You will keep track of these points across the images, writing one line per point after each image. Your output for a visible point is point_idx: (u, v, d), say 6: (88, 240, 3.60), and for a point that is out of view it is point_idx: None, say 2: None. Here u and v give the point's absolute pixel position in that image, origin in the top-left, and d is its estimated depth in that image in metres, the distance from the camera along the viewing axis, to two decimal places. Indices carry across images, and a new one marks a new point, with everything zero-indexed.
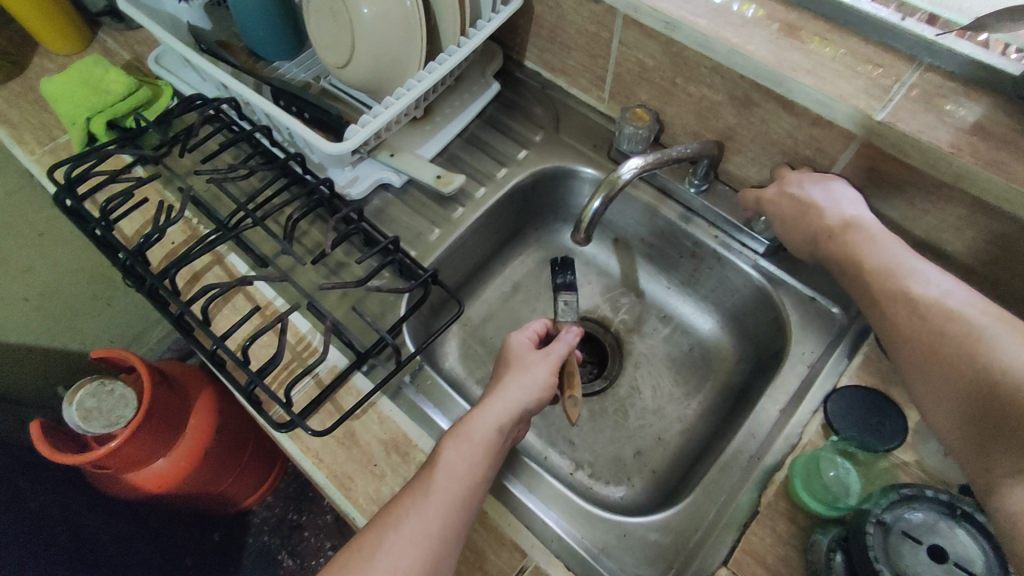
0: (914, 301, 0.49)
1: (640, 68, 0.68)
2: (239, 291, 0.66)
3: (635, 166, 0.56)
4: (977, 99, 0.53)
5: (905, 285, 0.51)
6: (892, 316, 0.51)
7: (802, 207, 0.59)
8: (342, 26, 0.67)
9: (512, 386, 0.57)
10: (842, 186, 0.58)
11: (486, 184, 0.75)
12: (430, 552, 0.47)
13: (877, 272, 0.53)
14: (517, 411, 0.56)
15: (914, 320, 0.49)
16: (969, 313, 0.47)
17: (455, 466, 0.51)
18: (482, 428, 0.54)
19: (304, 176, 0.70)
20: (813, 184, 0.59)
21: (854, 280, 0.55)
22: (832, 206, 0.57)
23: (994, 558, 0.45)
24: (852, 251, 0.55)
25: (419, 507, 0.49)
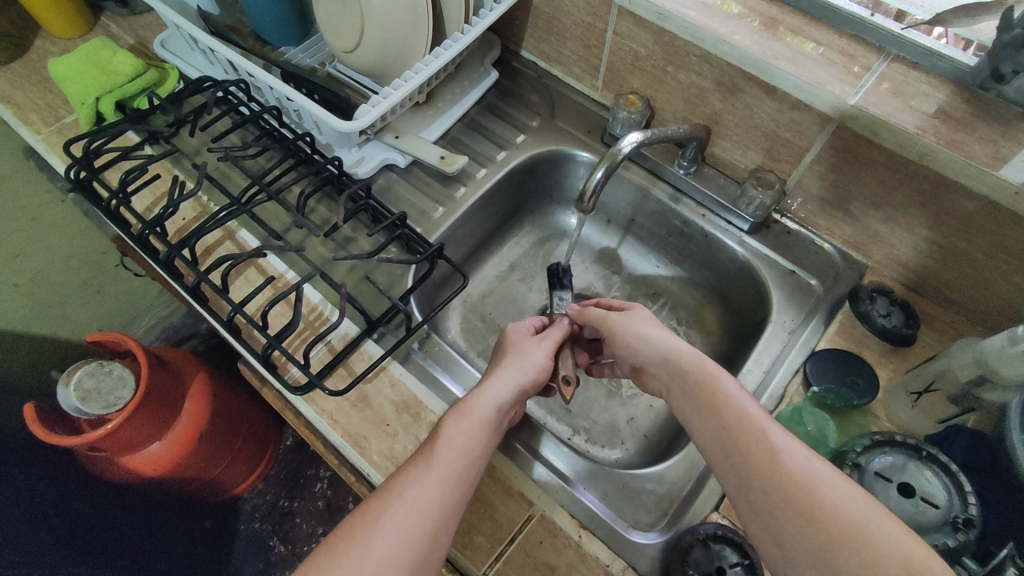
0: (799, 489, 0.43)
1: (633, 57, 0.72)
2: (250, 265, 0.69)
3: (634, 140, 0.61)
4: (941, 86, 0.58)
5: (790, 466, 0.44)
6: (773, 509, 0.43)
7: (644, 335, 0.57)
8: (351, 12, 0.70)
9: (510, 369, 0.57)
10: (649, 315, 0.59)
11: (486, 165, 0.79)
12: (432, 520, 0.46)
13: (753, 445, 0.45)
14: (515, 391, 0.56)
15: (810, 520, 0.41)
16: (854, 503, 0.42)
17: (455, 440, 0.51)
18: (482, 405, 0.53)
19: (313, 156, 0.73)
20: (641, 311, 0.60)
21: (725, 454, 0.47)
22: (670, 339, 0.55)
23: (958, 494, 0.50)
24: (719, 416, 0.48)
25: (421, 476, 0.48)
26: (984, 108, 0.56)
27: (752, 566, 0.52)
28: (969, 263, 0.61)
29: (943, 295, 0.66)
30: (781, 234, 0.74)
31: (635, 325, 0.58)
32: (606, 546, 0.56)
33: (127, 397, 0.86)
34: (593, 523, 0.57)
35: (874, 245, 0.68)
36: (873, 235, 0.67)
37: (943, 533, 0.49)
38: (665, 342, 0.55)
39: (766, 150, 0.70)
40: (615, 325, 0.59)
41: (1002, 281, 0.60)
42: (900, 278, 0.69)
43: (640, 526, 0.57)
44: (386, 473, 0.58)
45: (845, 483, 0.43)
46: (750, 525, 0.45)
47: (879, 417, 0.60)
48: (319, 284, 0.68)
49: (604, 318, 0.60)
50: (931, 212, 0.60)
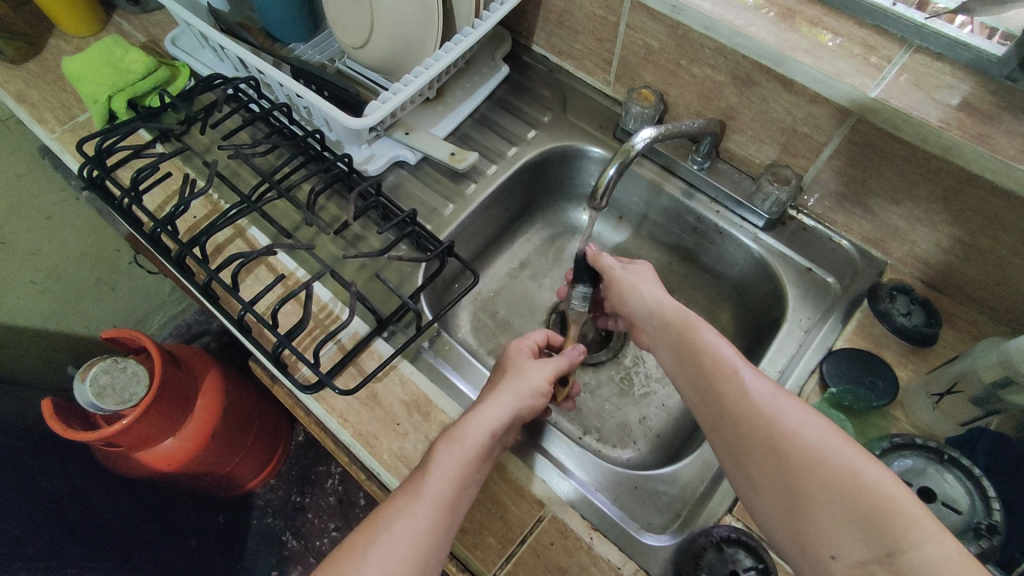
0: (762, 423, 0.44)
1: (646, 50, 0.71)
2: (261, 263, 0.69)
3: (647, 136, 0.59)
4: (965, 79, 0.56)
5: (758, 406, 0.45)
6: (740, 442, 0.45)
7: (640, 290, 0.59)
8: (359, 6, 0.69)
9: (505, 392, 0.55)
10: (651, 272, 0.62)
11: (497, 161, 0.78)
12: (421, 548, 0.46)
13: (726, 386, 0.47)
14: (509, 414, 0.54)
15: (775, 453, 0.43)
16: (816, 432, 0.43)
17: (447, 469, 0.50)
18: (476, 432, 0.52)
19: (322, 153, 0.72)
20: (643, 268, 0.62)
21: (700, 393, 0.49)
22: (659, 295, 0.58)
23: (982, 499, 0.49)
24: (698, 361, 0.50)
25: (409, 507, 0.48)
26: (1011, 100, 0.54)
27: (765, 570, 0.51)
28: (994, 261, 0.59)
29: (965, 293, 0.64)
30: (796, 231, 0.72)
31: (635, 279, 0.60)
32: (617, 548, 0.55)
33: (141, 394, 0.86)
34: (604, 524, 0.56)
35: (894, 242, 0.66)
36: (891, 231, 0.66)
37: (964, 539, 0.48)
38: (659, 297, 0.57)
39: (781, 145, 0.68)
40: (617, 279, 0.61)
41: None
42: (920, 276, 0.67)
43: (651, 528, 0.57)
44: (395, 471, 0.58)
45: (810, 415, 0.44)
46: (736, 480, 0.46)
47: (898, 418, 0.59)
48: (328, 282, 0.68)
49: (608, 275, 0.62)
50: (953, 209, 0.58)
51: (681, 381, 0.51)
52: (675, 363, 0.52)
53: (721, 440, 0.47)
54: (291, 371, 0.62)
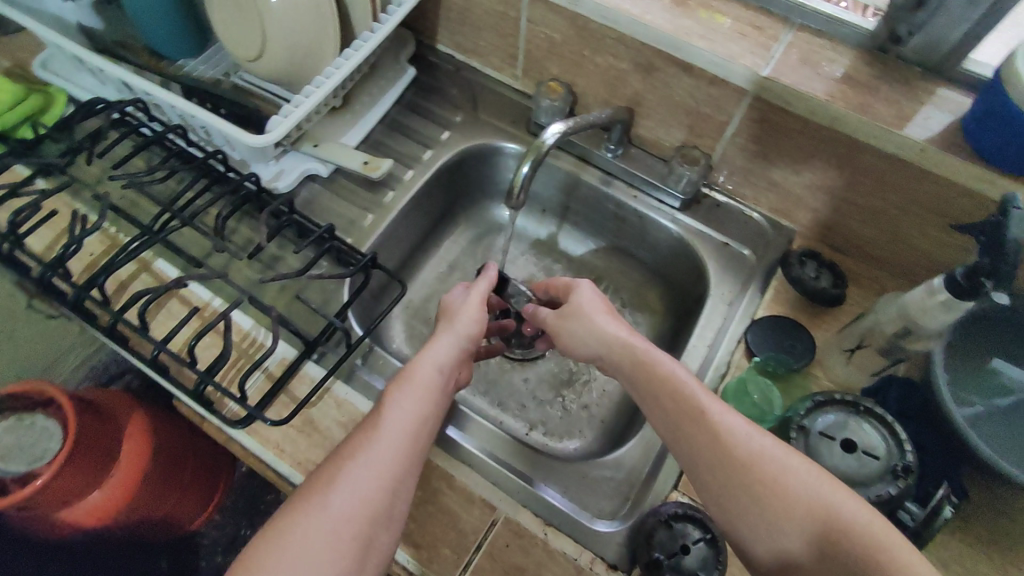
0: (745, 467, 0.46)
1: (549, 43, 0.71)
2: (171, 296, 0.64)
3: (557, 131, 0.60)
4: (845, 53, 0.60)
5: (736, 446, 0.47)
6: (722, 486, 0.47)
7: (593, 325, 0.58)
8: (249, 17, 0.66)
9: (448, 333, 0.59)
10: (603, 303, 0.60)
11: (413, 166, 0.77)
12: (385, 481, 0.49)
13: (699, 429, 0.48)
14: (455, 354, 0.58)
15: (758, 500, 0.45)
16: (800, 475, 0.45)
17: (404, 405, 0.52)
18: (427, 372, 0.55)
19: (227, 173, 0.69)
20: (585, 297, 0.60)
21: (674, 433, 0.50)
22: (614, 330, 0.57)
23: (896, 443, 0.53)
24: (668, 402, 0.51)
25: (371, 441, 0.50)
26: (885, 70, 0.59)
27: (714, 539, 0.53)
28: (886, 220, 0.64)
29: (864, 252, 0.69)
30: (711, 208, 0.75)
31: (581, 314, 0.59)
32: (572, 539, 0.55)
33: (55, 449, 0.82)
34: (557, 519, 0.57)
35: (799, 210, 0.70)
36: (795, 201, 0.69)
37: (885, 482, 0.51)
38: (616, 332, 0.56)
39: (688, 127, 0.70)
40: (559, 326, 0.61)
41: (918, 231, 0.63)
42: (825, 240, 0.71)
43: (604, 515, 0.57)
44: None
45: (787, 453, 0.46)
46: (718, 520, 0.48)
47: (818, 376, 0.63)
48: (248, 309, 0.65)
49: (554, 324, 0.62)
50: (847, 174, 0.62)
51: (655, 421, 0.52)
52: (647, 404, 0.52)
53: (701, 481, 0.48)
54: (217, 408, 0.59)
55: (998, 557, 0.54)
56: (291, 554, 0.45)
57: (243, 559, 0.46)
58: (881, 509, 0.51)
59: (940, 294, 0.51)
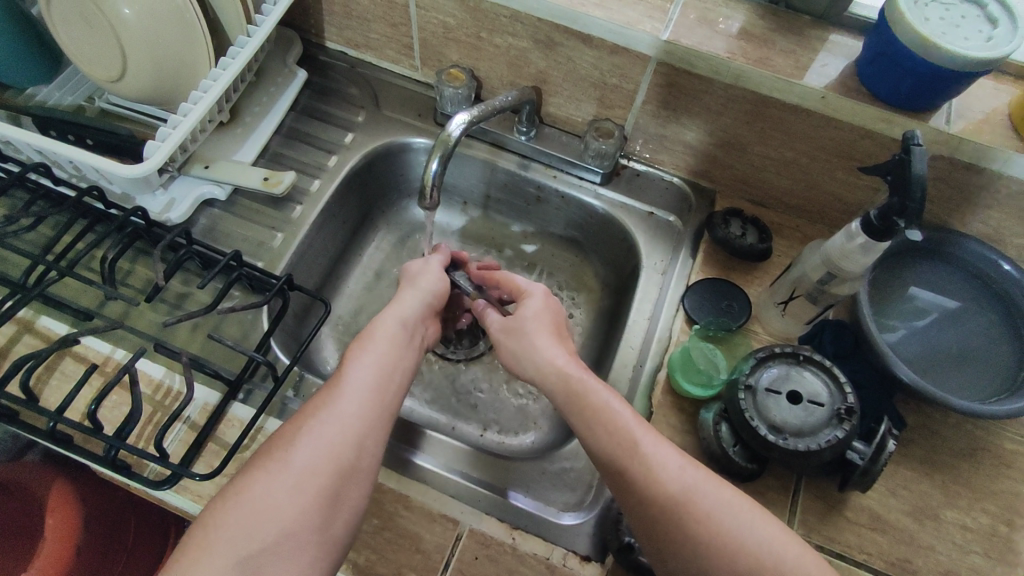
0: (675, 495, 0.46)
1: (444, 28, 0.68)
2: (64, 355, 0.58)
3: (462, 122, 0.57)
4: (738, 9, 0.61)
5: (664, 479, 0.46)
6: (651, 514, 0.46)
7: (528, 345, 0.56)
8: (102, 34, 0.59)
9: (411, 292, 0.59)
10: (544, 321, 0.58)
11: (319, 175, 0.72)
12: (353, 434, 0.47)
13: (633, 455, 0.47)
14: (420, 310, 0.58)
15: (681, 524, 0.45)
16: (728, 511, 0.45)
17: (367, 359, 0.51)
18: (386, 328, 0.54)
19: (108, 210, 0.62)
20: (529, 312, 0.58)
21: (606, 451, 0.48)
22: (551, 352, 0.55)
23: (837, 386, 0.54)
24: (598, 429, 0.49)
25: (336, 396, 0.49)
26: (779, 22, 0.60)
27: None
28: (799, 169, 0.65)
29: (783, 203, 0.70)
30: (631, 178, 0.74)
31: (523, 332, 0.57)
32: (540, 539, 0.54)
33: None
34: (522, 521, 0.55)
35: (718, 169, 0.70)
36: (712, 161, 0.69)
37: (831, 427, 0.52)
38: (551, 356, 0.54)
39: (598, 100, 0.68)
40: (500, 344, 0.59)
41: (827, 176, 0.64)
42: (745, 196, 0.72)
43: (569, 507, 0.56)
44: None
45: (712, 482, 0.46)
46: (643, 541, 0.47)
47: (757, 332, 0.63)
48: (156, 355, 0.59)
49: (497, 342, 0.60)
50: (757, 129, 0.63)
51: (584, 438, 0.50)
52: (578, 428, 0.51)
53: (629, 500, 0.47)
54: (137, 471, 0.53)
55: (940, 477, 0.57)
56: (252, 511, 0.43)
57: (202, 526, 0.44)
58: (832, 453, 0.51)
59: (858, 238, 0.52)
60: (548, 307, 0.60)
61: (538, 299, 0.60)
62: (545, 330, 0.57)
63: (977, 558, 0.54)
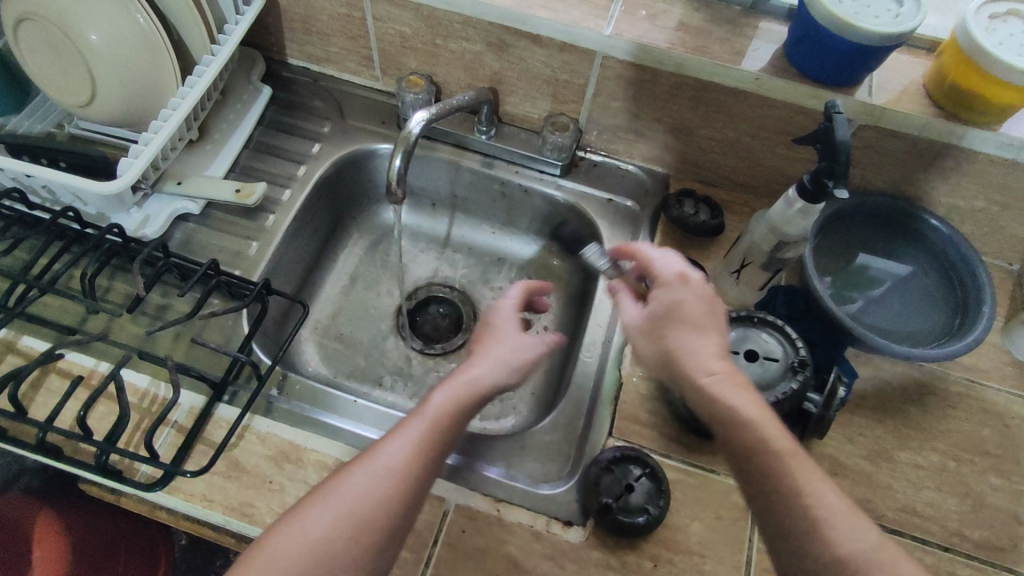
0: (808, 518, 0.42)
1: (401, 38, 0.71)
2: (49, 371, 0.59)
3: (421, 119, 0.61)
4: (674, 4, 0.65)
5: (800, 505, 0.42)
6: (784, 536, 0.43)
7: (664, 342, 0.49)
8: (70, 60, 0.62)
9: (501, 346, 0.53)
10: (693, 317, 0.49)
11: (290, 184, 0.74)
12: (402, 481, 0.45)
13: (770, 473, 0.44)
14: (512, 362, 0.52)
15: (812, 553, 0.41)
16: (866, 544, 0.41)
17: (439, 407, 0.48)
18: (474, 377, 0.51)
19: (84, 230, 0.64)
20: (665, 300, 0.50)
21: (738, 461, 0.45)
22: (698, 358, 0.48)
23: (789, 342, 0.58)
24: (734, 436, 0.45)
25: (398, 440, 0.47)
26: (712, 13, 0.65)
27: (653, 472, 0.56)
28: (743, 148, 0.69)
29: (732, 182, 0.74)
30: (589, 169, 0.78)
31: (666, 337, 0.49)
32: (525, 509, 0.56)
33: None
34: (506, 493, 0.58)
35: (669, 154, 0.74)
36: (662, 147, 0.74)
37: (787, 379, 0.56)
38: (697, 361, 0.47)
39: (552, 96, 0.72)
40: (644, 346, 0.50)
41: (769, 152, 0.69)
42: (698, 179, 0.76)
43: (550, 478, 0.59)
44: None
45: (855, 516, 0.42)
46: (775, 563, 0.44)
47: None
48: (141, 365, 0.60)
49: (636, 345, 0.51)
50: (701, 112, 0.67)
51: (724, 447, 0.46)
52: (720, 436, 0.46)
53: (766, 519, 0.44)
54: (129, 476, 0.55)
55: (892, 422, 0.61)
56: (291, 545, 0.42)
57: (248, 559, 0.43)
58: (790, 404, 0.55)
59: (796, 203, 0.56)
60: (696, 302, 0.49)
61: (687, 289, 0.50)
62: (697, 331, 0.49)
63: (931, 493, 0.58)
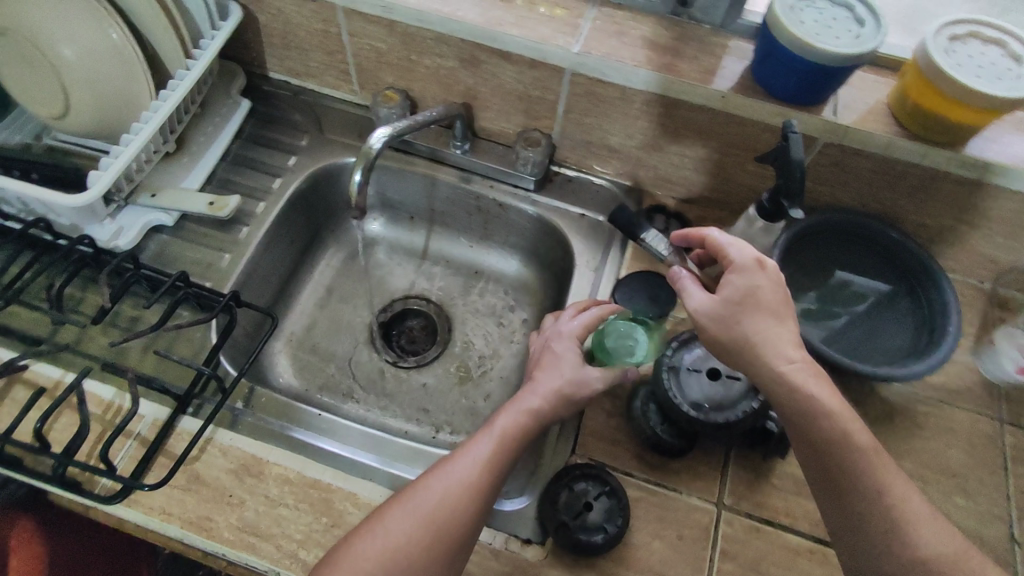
0: (881, 505, 0.46)
1: (376, 53, 0.72)
2: (15, 381, 0.60)
3: (384, 134, 0.61)
4: (643, 22, 0.66)
5: (874, 497, 0.46)
6: (853, 519, 0.47)
7: (740, 330, 0.48)
8: (44, 72, 0.63)
9: (559, 370, 0.55)
10: (767, 300, 0.48)
11: (265, 198, 0.75)
12: (471, 490, 0.49)
13: (852, 473, 0.46)
14: (563, 391, 0.54)
15: (878, 536, 0.46)
16: (931, 531, 0.46)
17: (503, 426, 0.52)
18: (532, 401, 0.54)
19: (55, 241, 0.65)
20: (734, 286, 0.48)
21: (812, 451, 0.47)
22: (779, 347, 0.47)
23: None
24: (813, 428, 0.46)
25: (469, 455, 0.51)
26: (681, 31, 0.65)
27: (613, 491, 0.55)
28: (714, 165, 0.70)
29: (705, 198, 0.74)
30: (564, 184, 0.78)
31: (741, 322, 0.48)
32: (484, 526, 0.56)
33: None
34: None
35: (643, 170, 0.74)
36: (635, 163, 0.74)
37: (748, 399, 0.56)
38: (774, 350, 0.47)
39: (526, 112, 0.73)
40: (713, 333, 0.49)
41: (740, 170, 0.69)
42: (672, 195, 0.76)
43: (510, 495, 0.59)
44: (243, 544, 0.54)
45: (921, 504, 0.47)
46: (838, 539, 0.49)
47: (684, 318, 0.67)
48: (106, 376, 0.61)
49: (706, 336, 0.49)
50: (671, 129, 0.67)
51: (796, 435, 0.48)
52: (794, 427, 0.47)
53: (833, 502, 0.48)
54: (88, 488, 0.55)
55: None
56: (382, 537, 0.47)
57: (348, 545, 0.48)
58: (750, 422, 0.55)
59: (757, 222, 0.59)
60: (772, 287, 0.48)
61: (762, 275, 0.48)
62: (764, 317, 0.48)
63: None
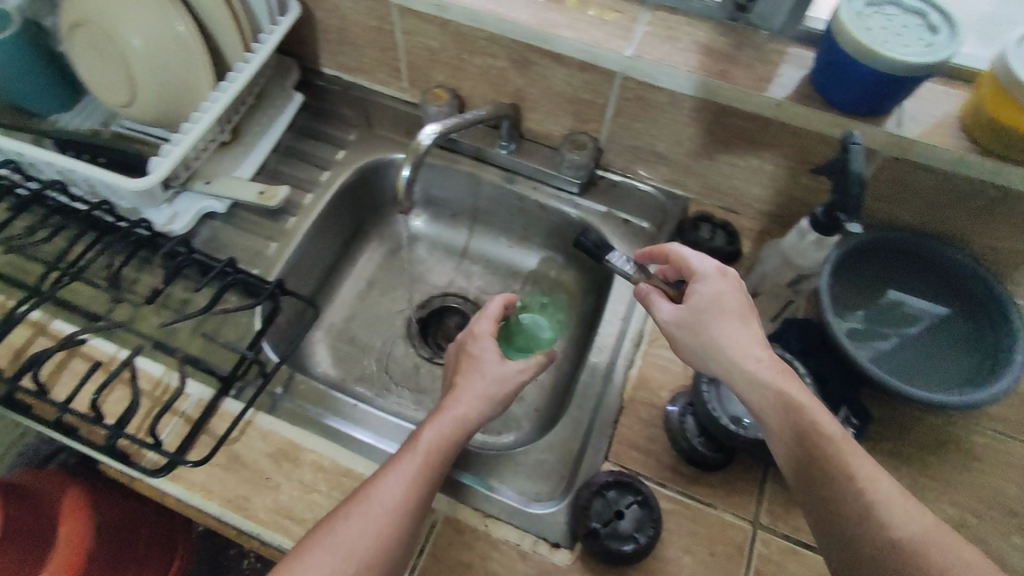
0: (853, 486, 0.42)
1: (428, 51, 0.73)
2: (73, 355, 0.62)
3: (434, 131, 0.61)
4: (699, 28, 0.65)
5: (845, 480, 0.43)
6: (830, 508, 0.43)
7: (706, 333, 0.51)
8: (115, 60, 0.66)
9: (476, 381, 0.58)
10: (737, 308, 0.52)
11: (312, 189, 0.76)
12: (408, 500, 0.49)
13: (821, 455, 0.44)
14: (483, 403, 0.56)
15: (854, 522, 0.42)
16: (910, 513, 0.41)
17: (432, 439, 0.53)
18: (456, 413, 0.55)
19: (116, 223, 0.67)
20: (702, 295, 0.53)
21: (780, 440, 0.46)
22: (742, 348, 0.49)
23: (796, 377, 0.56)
24: (780, 416, 0.46)
25: (402, 466, 0.51)
26: (738, 38, 0.64)
27: (646, 500, 0.55)
28: (765, 175, 0.68)
29: (753, 209, 0.73)
30: (608, 188, 0.78)
31: (712, 328, 0.51)
32: (513, 526, 0.56)
33: None
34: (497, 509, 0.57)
35: (690, 177, 0.73)
36: (682, 170, 0.73)
37: None
38: (742, 347, 0.49)
39: (574, 115, 0.72)
40: (693, 341, 0.52)
41: (791, 181, 0.67)
42: (719, 205, 0.75)
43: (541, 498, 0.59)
44: (277, 526, 0.55)
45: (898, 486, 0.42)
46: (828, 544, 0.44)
47: None
48: (157, 355, 0.63)
49: (690, 347, 0.52)
50: (722, 137, 0.66)
51: (768, 427, 0.47)
52: (766, 423, 0.47)
53: (807, 495, 0.45)
54: (136, 461, 0.57)
55: (907, 469, 0.58)
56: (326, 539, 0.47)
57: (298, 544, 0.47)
58: None
59: (810, 235, 0.58)
60: (734, 294, 0.52)
61: (726, 283, 0.53)
62: (733, 322, 0.51)
63: None
